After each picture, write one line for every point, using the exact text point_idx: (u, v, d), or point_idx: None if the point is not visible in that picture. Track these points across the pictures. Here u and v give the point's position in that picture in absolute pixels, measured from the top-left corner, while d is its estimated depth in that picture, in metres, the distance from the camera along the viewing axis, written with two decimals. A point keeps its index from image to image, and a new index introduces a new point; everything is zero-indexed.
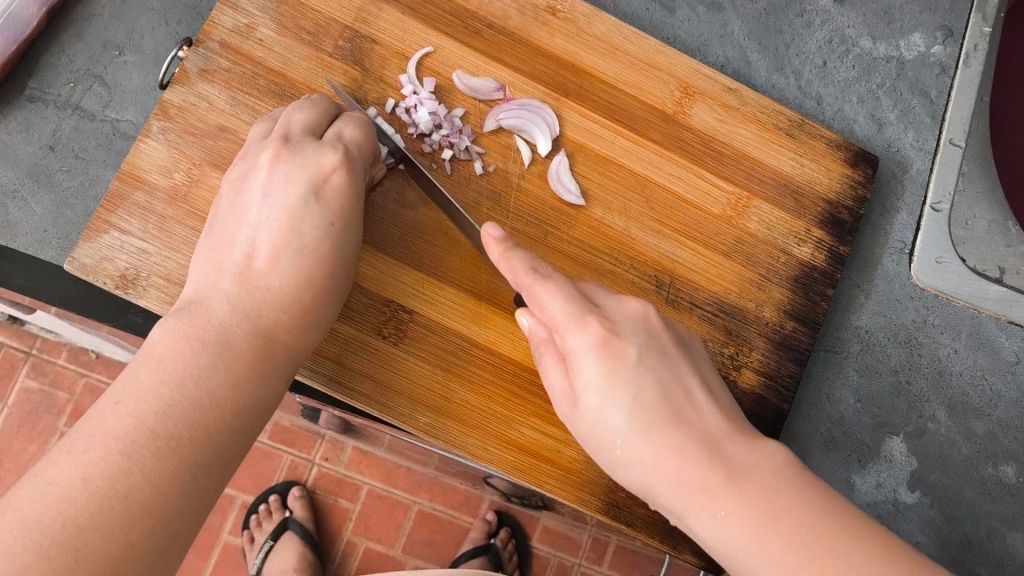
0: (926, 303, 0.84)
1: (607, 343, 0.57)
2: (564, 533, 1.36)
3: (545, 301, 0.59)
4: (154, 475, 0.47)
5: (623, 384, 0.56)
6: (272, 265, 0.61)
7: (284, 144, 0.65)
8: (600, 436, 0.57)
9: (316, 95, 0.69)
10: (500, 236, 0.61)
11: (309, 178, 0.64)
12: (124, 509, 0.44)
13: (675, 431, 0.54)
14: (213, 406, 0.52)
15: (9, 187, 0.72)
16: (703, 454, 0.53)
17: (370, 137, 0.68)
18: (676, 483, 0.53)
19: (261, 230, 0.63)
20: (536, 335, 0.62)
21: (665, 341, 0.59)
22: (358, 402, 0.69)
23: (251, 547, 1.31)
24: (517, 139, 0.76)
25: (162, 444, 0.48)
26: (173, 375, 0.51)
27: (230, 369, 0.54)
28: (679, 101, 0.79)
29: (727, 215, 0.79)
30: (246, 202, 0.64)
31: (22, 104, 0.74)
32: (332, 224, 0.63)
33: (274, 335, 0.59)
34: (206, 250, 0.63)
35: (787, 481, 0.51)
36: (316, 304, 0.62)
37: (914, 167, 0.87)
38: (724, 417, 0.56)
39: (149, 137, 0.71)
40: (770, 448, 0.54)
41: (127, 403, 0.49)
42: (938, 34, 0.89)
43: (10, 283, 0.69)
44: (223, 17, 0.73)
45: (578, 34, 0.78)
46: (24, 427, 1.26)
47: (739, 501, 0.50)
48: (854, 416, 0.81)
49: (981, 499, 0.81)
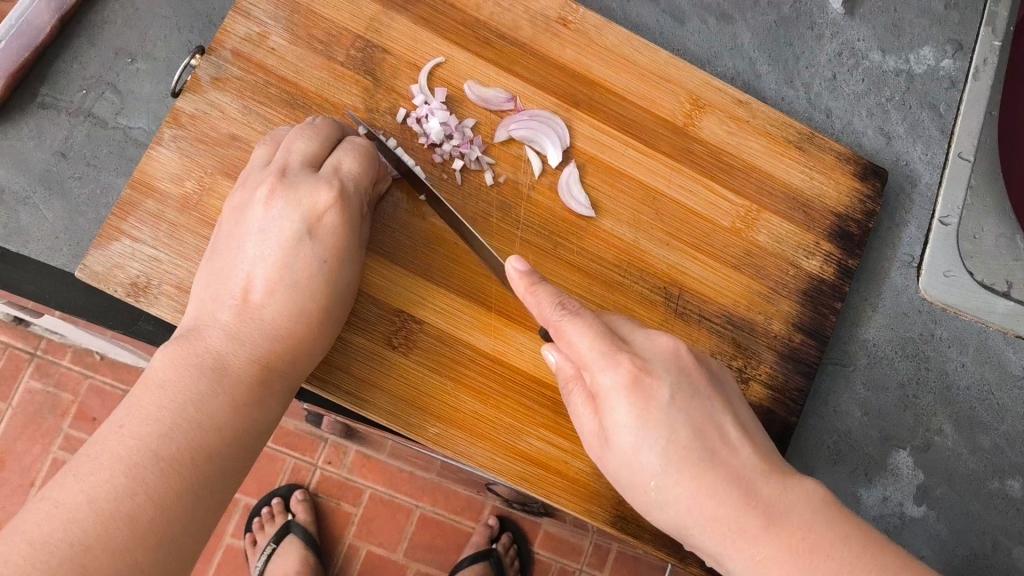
0: (934, 317, 0.84)
1: (637, 381, 0.56)
2: (566, 538, 1.36)
3: (572, 338, 0.59)
4: (158, 495, 0.47)
5: (656, 427, 0.55)
6: (267, 298, 0.61)
7: (280, 179, 0.65)
8: (632, 477, 0.57)
9: (320, 119, 0.69)
10: (525, 270, 0.63)
11: (303, 214, 0.64)
12: (130, 528, 0.45)
13: (711, 473, 0.55)
14: (212, 429, 0.52)
15: (21, 193, 0.72)
16: (739, 495, 0.54)
17: (368, 171, 0.68)
18: (712, 525, 0.54)
19: (257, 264, 0.62)
20: (564, 371, 0.62)
21: (696, 375, 0.58)
22: (367, 411, 0.69)
23: (253, 550, 1.31)
24: (528, 150, 0.76)
25: (166, 465, 0.48)
26: (173, 399, 0.52)
27: (229, 393, 0.55)
28: (689, 113, 0.79)
29: (736, 227, 0.79)
30: (244, 234, 0.64)
31: (34, 111, 0.74)
32: (325, 261, 0.63)
33: (269, 364, 0.59)
34: (205, 278, 0.63)
35: (825, 520, 0.53)
36: (311, 336, 0.62)
37: (923, 180, 0.87)
38: (757, 453, 0.57)
39: (160, 145, 0.71)
40: (803, 481, 0.55)
41: (129, 426, 0.49)
42: (948, 47, 0.89)
43: (20, 289, 0.71)
44: (236, 26, 0.73)
45: (589, 45, 0.78)
46: (28, 429, 1.26)
47: (780, 546, 0.52)
48: (861, 429, 0.81)
49: (988, 512, 0.81)
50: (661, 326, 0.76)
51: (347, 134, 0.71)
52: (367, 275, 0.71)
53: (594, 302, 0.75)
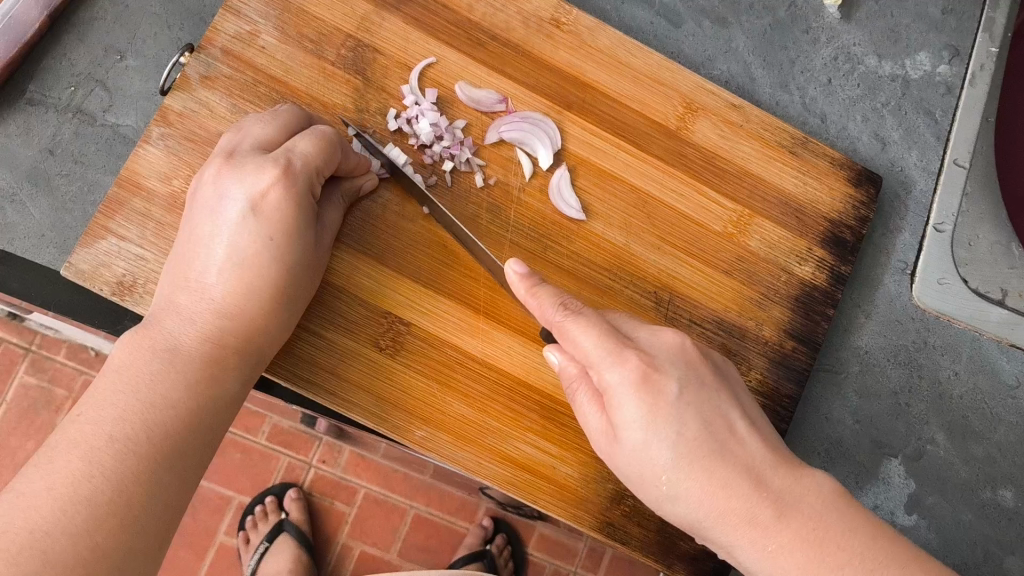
0: (928, 324, 0.84)
1: (646, 377, 0.56)
2: (562, 540, 1.35)
3: (576, 338, 0.58)
4: (115, 476, 0.48)
5: (665, 422, 0.55)
6: (213, 278, 0.60)
7: (227, 161, 0.63)
8: (643, 471, 0.57)
9: (284, 107, 0.67)
10: (524, 272, 0.62)
11: (245, 193, 0.61)
12: (88, 511, 0.46)
13: (722, 467, 0.55)
14: (166, 408, 0.53)
15: (7, 191, 0.72)
16: (751, 487, 0.55)
17: (326, 152, 0.64)
18: (724, 518, 0.55)
19: (206, 245, 0.61)
20: (567, 372, 0.61)
21: (702, 369, 0.58)
22: (351, 413, 0.69)
23: (246, 547, 1.30)
24: (519, 152, 0.76)
25: (121, 446, 0.50)
26: (127, 383, 0.53)
27: (181, 371, 0.55)
28: (682, 116, 0.79)
29: (729, 232, 0.78)
30: (194, 215, 0.62)
31: (22, 107, 0.74)
32: (271, 239, 0.61)
33: (222, 341, 0.58)
34: (168, 265, 0.62)
35: (832, 511, 0.54)
36: (262, 314, 0.61)
37: (918, 187, 0.86)
38: (764, 442, 0.57)
39: (148, 143, 0.70)
40: (809, 471, 0.56)
41: (85, 413, 0.50)
42: (944, 53, 0.88)
43: (6, 287, 0.70)
44: (226, 24, 0.73)
45: (582, 47, 0.78)
46: (21, 424, 1.25)
47: (792, 537, 0.53)
48: (853, 437, 0.81)
49: (979, 522, 0.80)
50: None
51: (311, 121, 0.68)
52: (354, 275, 0.70)
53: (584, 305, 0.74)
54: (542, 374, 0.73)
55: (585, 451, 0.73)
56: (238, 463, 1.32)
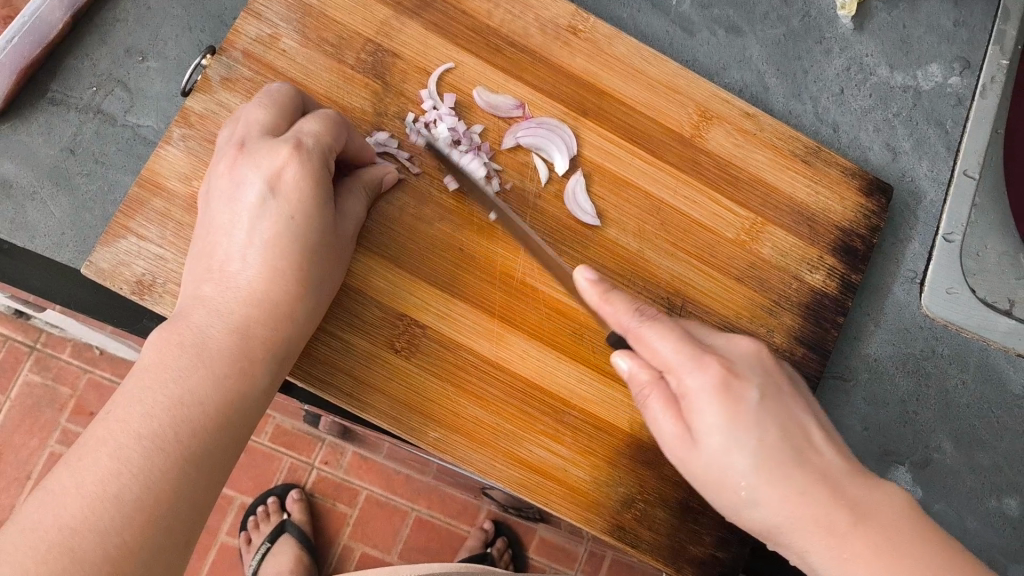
0: (936, 333, 0.84)
1: (727, 383, 0.56)
2: (562, 545, 1.36)
3: (652, 342, 0.59)
4: (144, 473, 0.49)
5: (746, 429, 0.56)
6: (242, 264, 0.61)
7: (240, 150, 0.63)
8: (719, 477, 0.57)
9: (278, 85, 0.67)
10: (596, 279, 0.62)
11: (262, 175, 0.62)
12: (116, 509, 0.47)
13: (801, 473, 0.56)
14: (194, 404, 0.53)
15: (28, 188, 0.72)
16: (829, 493, 0.55)
17: (332, 130, 0.64)
18: (803, 523, 0.55)
19: (230, 234, 0.62)
20: (637, 378, 0.61)
21: (778, 377, 0.60)
22: (365, 413, 0.69)
23: (247, 548, 1.31)
24: (535, 157, 0.77)
25: (149, 443, 0.50)
26: (157, 380, 0.53)
27: (209, 366, 0.55)
28: (696, 124, 0.79)
29: (741, 239, 0.79)
30: (212, 209, 0.63)
31: (43, 107, 0.74)
32: (292, 219, 0.61)
33: (251, 330, 0.59)
34: (191, 258, 0.63)
35: (908, 523, 0.55)
36: (291, 296, 0.61)
37: (928, 197, 0.87)
38: (839, 452, 0.58)
39: (169, 144, 0.71)
40: (883, 483, 0.57)
41: (114, 411, 0.51)
42: (955, 65, 0.89)
43: (26, 285, 0.71)
44: (247, 27, 0.74)
45: (598, 54, 0.79)
46: (25, 422, 1.26)
47: (871, 544, 0.54)
48: (861, 444, 0.81)
49: (984, 530, 0.80)
50: None
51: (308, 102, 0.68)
52: (371, 278, 0.71)
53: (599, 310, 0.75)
54: (555, 377, 0.73)
55: (596, 454, 0.73)
56: (242, 463, 1.32)
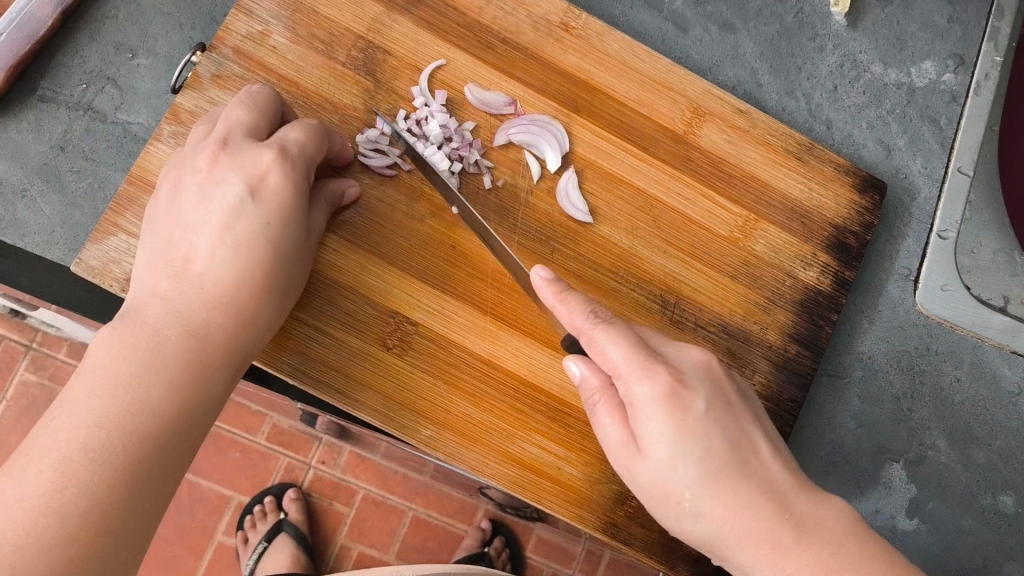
0: (931, 330, 0.84)
1: (674, 392, 0.57)
2: (559, 544, 1.36)
3: (605, 348, 0.59)
4: (87, 487, 0.48)
5: (693, 438, 0.56)
6: (208, 264, 0.59)
7: (222, 149, 0.62)
8: (664, 487, 0.57)
9: (258, 86, 0.66)
10: (552, 279, 0.63)
11: (244, 178, 0.61)
12: (59, 525, 0.46)
13: (746, 486, 0.57)
14: (144, 411, 0.52)
15: (19, 185, 0.72)
16: (772, 507, 0.57)
17: (317, 141, 0.64)
18: (746, 537, 0.57)
19: (198, 232, 0.60)
20: (588, 383, 0.62)
21: (727, 389, 0.60)
22: (356, 411, 0.69)
23: (244, 548, 1.29)
24: (527, 155, 0.76)
25: (95, 455, 0.49)
26: (105, 385, 0.52)
27: (164, 372, 0.54)
28: (689, 121, 0.79)
29: (734, 236, 0.79)
30: (181, 203, 0.61)
31: (33, 104, 0.74)
32: (268, 223, 0.60)
33: (208, 334, 0.57)
34: (147, 250, 0.61)
35: (850, 538, 0.57)
36: (254, 301, 0.60)
37: (922, 195, 0.87)
38: (785, 465, 0.59)
39: (159, 141, 0.71)
40: (829, 497, 0.59)
41: (61, 419, 0.50)
42: (949, 62, 0.89)
43: (17, 283, 0.71)
44: (238, 23, 0.73)
45: (590, 51, 0.78)
46: (21, 421, 1.25)
47: (810, 560, 0.56)
48: (855, 442, 0.81)
49: (979, 527, 0.80)
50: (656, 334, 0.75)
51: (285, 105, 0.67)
52: (363, 274, 0.71)
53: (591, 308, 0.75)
54: (547, 374, 0.73)
55: (589, 451, 0.73)
56: (239, 463, 1.32)
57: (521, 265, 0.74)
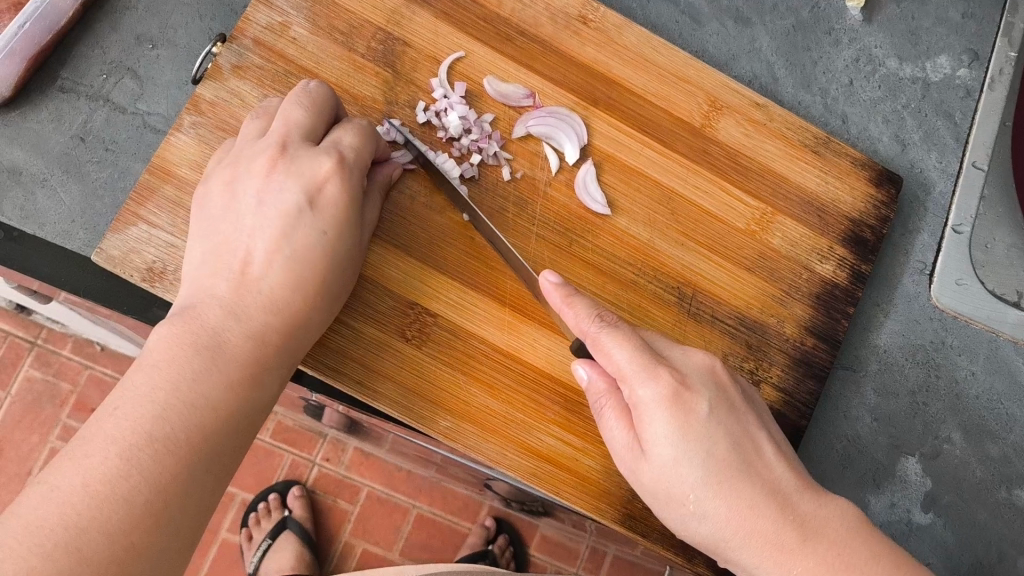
0: (945, 325, 0.84)
1: (677, 395, 0.57)
2: (563, 542, 1.36)
3: (611, 351, 0.59)
4: (152, 476, 0.47)
5: (696, 441, 0.56)
6: (266, 269, 0.60)
7: (280, 152, 0.63)
8: (668, 489, 0.57)
9: (315, 83, 0.66)
10: (560, 282, 0.64)
11: (303, 185, 0.62)
12: (124, 511, 0.45)
13: (749, 487, 0.57)
14: (206, 408, 0.52)
15: (38, 175, 0.72)
16: (776, 509, 0.56)
17: (368, 144, 0.66)
18: (751, 538, 0.56)
19: (255, 236, 0.61)
20: (595, 387, 0.62)
21: (730, 391, 0.60)
22: (378, 403, 0.69)
23: (249, 546, 1.30)
24: (545, 146, 0.77)
25: (160, 446, 0.48)
26: (168, 379, 0.52)
27: (223, 371, 0.54)
28: (706, 114, 0.79)
29: (751, 229, 0.79)
30: (239, 207, 0.62)
31: (53, 94, 0.74)
32: (325, 233, 0.62)
33: (266, 338, 0.58)
34: (201, 251, 0.62)
35: (856, 539, 0.56)
36: (308, 307, 0.61)
37: (937, 189, 0.87)
38: (789, 467, 0.59)
39: (179, 131, 0.71)
40: (835, 498, 0.58)
41: (123, 407, 0.49)
42: (964, 57, 0.89)
43: (35, 271, 0.69)
44: (258, 14, 0.74)
45: (609, 44, 0.79)
46: (26, 418, 1.26)
47: (816, 561, 0.55)
48: (870, 436, 0.81)
49: (994, 522, 0.80)
50: (675, 327, 0.76)
51: (340, 107, 0.68)
52: (382, 266, 0.71)
53: (609, 301, 0.75)
54: (564, 366, 0.73)
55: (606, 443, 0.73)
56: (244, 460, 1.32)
57: (538, 257, 0.74)
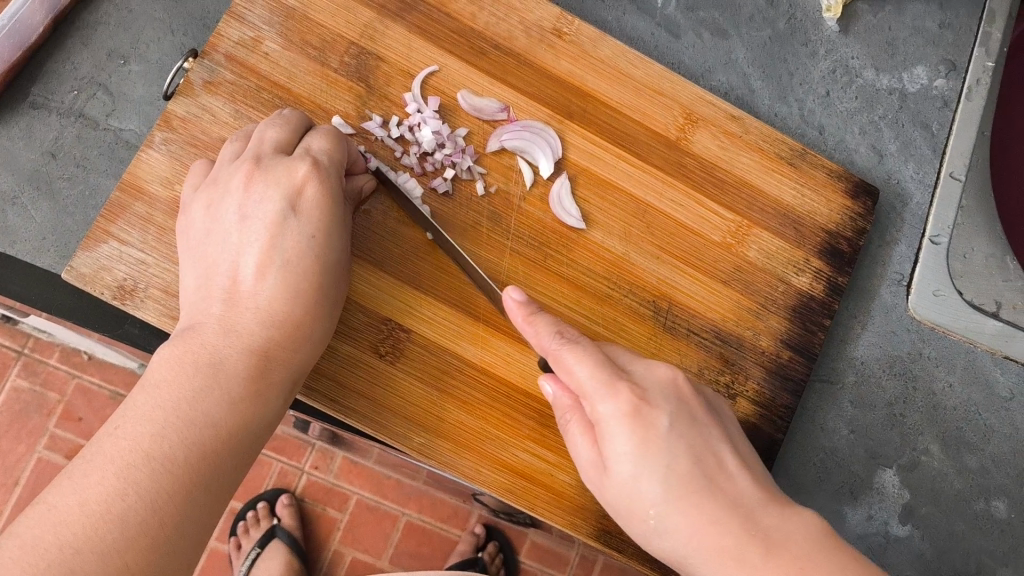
0: (922, 335, 0.84)
1: (637, 411, 0.56)
2: (554, 549, 1.35)
3: (571, 367, 0.58)
4: (149, 495, 0.47)
5: (655, 455, 0.55)
6: (258, 283, 0.60)
7: (255, 165, 0.63)
8: (631, 505, 0.56)
9: (288, 110, 0.68)
10: (523, 300, 0.63)
11: (283, 192, 0.62)
12: (120, 531, 0.45)
13: (711, 502, 0.54)
14: (207, 426, 0.51)
15: (9, 193, 0.72)
16: (737, 522, 0.53)
17: (339, 146, 0.66)
18: (713, 555, 0.52)
19: (241, 253, 0.61)
20: (561, 403, 0.61)
21: (694, 405, 0.58)
22: (352, 419, 0.69)
23: (238, 553, 1.31)
24: (520, 160, 0.76)
25: (158, 464, 0.48)
26: (169, 397, 0.51)
27: (225, 388, 0.54)
28: (682, 126, 0.79)
29: (727, 242, 0.79)
30: (222, 227, 0.62)
31: (25, 110, 0.74)
32: (313, 237, 0.62)
33: (268, 352, 0.58)
34: (190, 278, 0.62)
35: (821, 551, 0.50)
36: (309, 319, 0.61)
37: (914, 201, 0.87)
38: (755, 481, 0.56)
39: (151, 148, 0.70)
40: (801, 515, 0.54)
41: (123, 427, 0.49)
42: (941, 68, 0.89)
43: (6, 289, 0.70)
44: (230, 30, 0.73)
45: (583, 56, 0.78)
46: (13, 427, 1.26)
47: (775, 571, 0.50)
48: (848, 447, 0.81)
49: (972, 533, 0.80)
50: (649, 340, 0.76)
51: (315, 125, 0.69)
52: (356, 281, 0.71)
53: (585, 315, 0.75)
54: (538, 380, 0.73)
55: None
56: None
57: (512, 272, 0.74)
